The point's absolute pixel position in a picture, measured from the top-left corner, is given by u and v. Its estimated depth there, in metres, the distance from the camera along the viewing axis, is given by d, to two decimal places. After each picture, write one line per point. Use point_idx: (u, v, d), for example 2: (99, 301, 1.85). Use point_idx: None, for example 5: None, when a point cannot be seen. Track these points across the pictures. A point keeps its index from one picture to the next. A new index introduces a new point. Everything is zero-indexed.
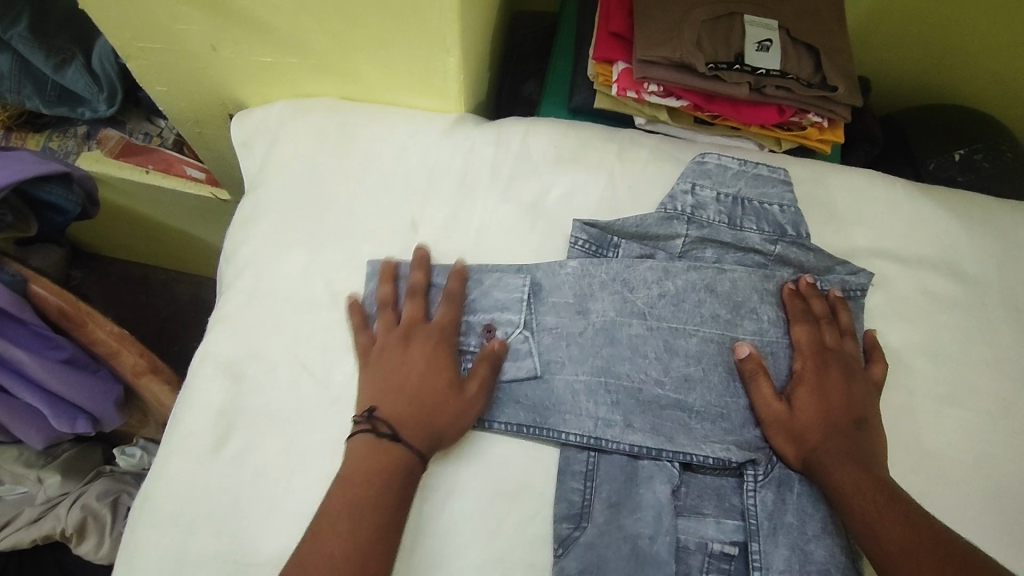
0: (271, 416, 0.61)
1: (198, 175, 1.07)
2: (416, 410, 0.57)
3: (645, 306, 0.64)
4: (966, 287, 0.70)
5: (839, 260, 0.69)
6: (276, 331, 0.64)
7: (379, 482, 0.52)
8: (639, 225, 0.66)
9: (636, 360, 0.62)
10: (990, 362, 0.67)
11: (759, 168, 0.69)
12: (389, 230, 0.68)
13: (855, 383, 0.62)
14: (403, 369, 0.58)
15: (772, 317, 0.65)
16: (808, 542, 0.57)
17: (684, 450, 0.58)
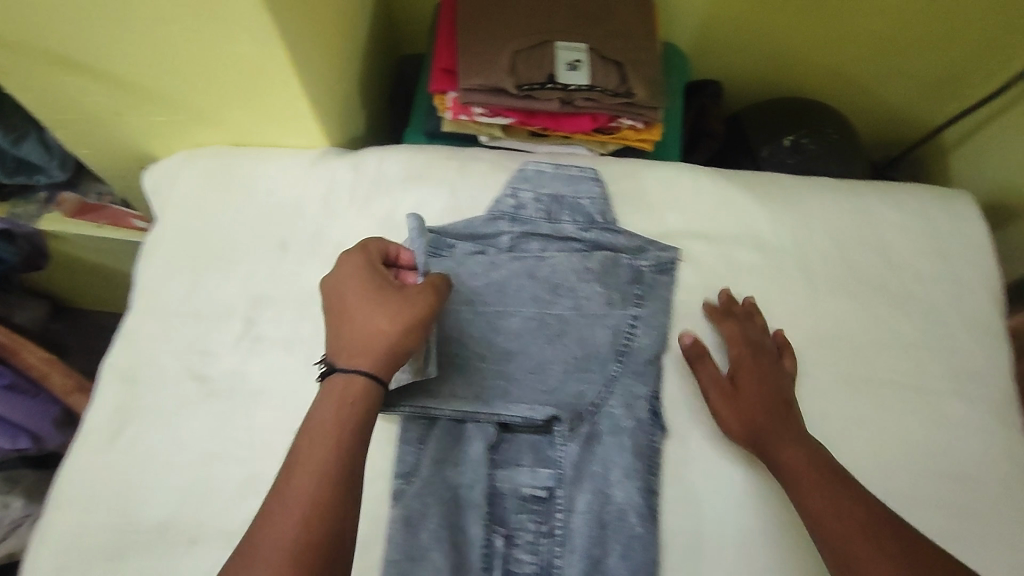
0: (161, 412, 0.73)
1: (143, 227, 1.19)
2: (357, 341, 0.57)
3: (473, 294, 0.74)
4: (766, 254, 0.79)
5: (651, 240, 0.78)
6: (167, 342, 0.77)
7: (343, 422, 0.54)
8: (467, 228, 0.78)
9: (464, 340, 0.72)
10: (784, 318, 0.76)
11: (570, 169, 0.80)
12: (263, 252, 0.82)
13: (783, 371, 0.71)
14: (344, 300, 0.60)
15: (590, 293, 0.75)
16: (609, 486, 0.67)
17: (497, 411, 0.69)
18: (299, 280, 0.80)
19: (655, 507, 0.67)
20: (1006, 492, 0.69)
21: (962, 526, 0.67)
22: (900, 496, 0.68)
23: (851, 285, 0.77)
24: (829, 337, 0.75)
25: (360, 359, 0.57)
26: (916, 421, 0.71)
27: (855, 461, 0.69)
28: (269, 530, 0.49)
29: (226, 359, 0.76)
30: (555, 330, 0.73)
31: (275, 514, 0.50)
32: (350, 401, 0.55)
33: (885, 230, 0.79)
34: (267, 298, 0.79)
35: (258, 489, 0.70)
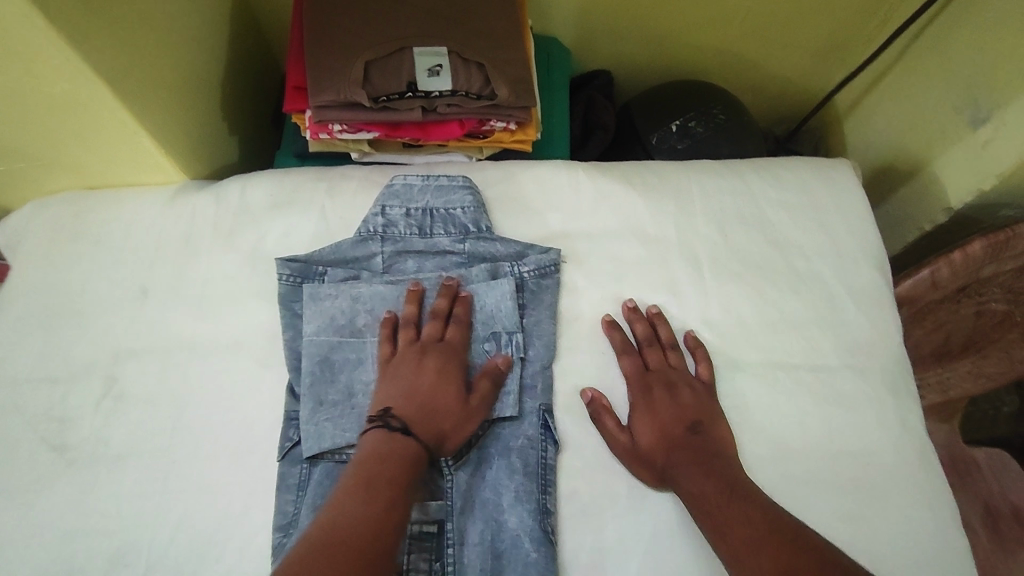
0: (12, 492, 0.67)
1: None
2: (419, 414, 0.62)
3: (352, 323, 0.70)
4: (650, 246, 0.76)
5: (529, 244, 0.75)
6: (15, 413, 0.70)
7: (371, 475, 0.56)
8: (335, 252, 0.74)
9: (347, 374, 0.68)
10: (672, 311, 0.74)
11: (439, 179, 0.77)
12: (122, 302, 0.76)
13: (682, 395, 0.68)
14: (433, 398, 0.64)
15: (479, 306, 0.70)
16: (502, 513, 0.64)
17: None
18: (162, 329, 0.74)
19: (552, 529, 0.63)
20: (906, 464, 0.67)
21: (865, 505, 0.65)
22: (800, 481, 0.66)
23: (738, 269, 0.75)
24: (719, 326, 0.73)
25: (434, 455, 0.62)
26: (812, 402, 0.69)
27: (752, 452, 0.67)
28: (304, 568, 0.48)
29: (85, 423, 0.70)
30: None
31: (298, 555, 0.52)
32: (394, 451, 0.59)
33: (768, 209, 0.78)
34: (128, 352, 0.73)
35: (126, 563, 0.64)
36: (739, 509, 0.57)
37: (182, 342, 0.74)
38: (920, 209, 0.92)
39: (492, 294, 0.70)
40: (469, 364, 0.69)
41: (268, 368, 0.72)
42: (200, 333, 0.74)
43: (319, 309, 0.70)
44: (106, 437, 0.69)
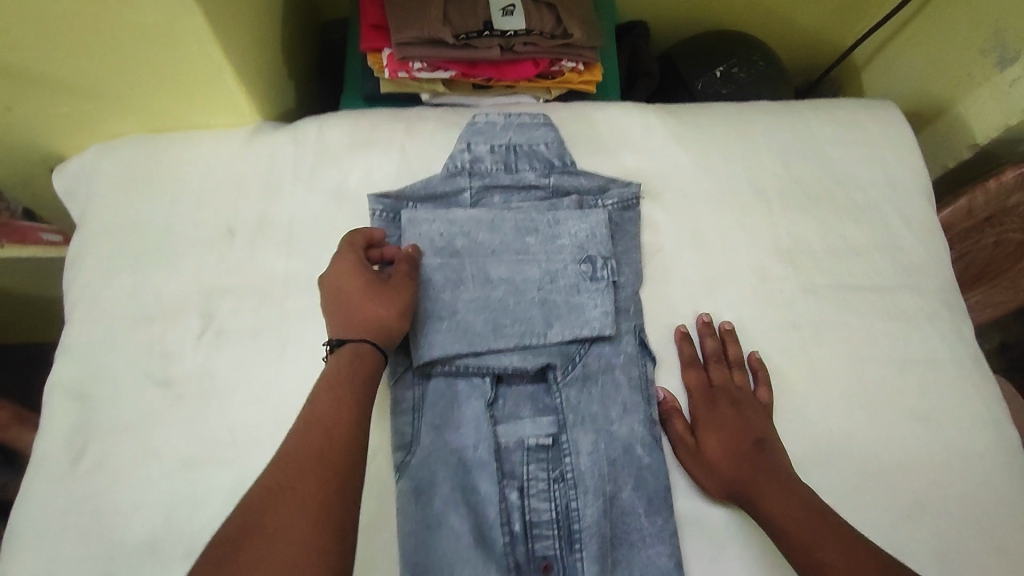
0: (124, 426, 0.68)
1: (55, 239, 0.98)
2: (347, 319, 0.62)
3: (450, 247, 0.73)
4: (721, 180, 0.81)
5: (610, 179, 0.78)
6: (117, 351, 0.71)
7: (331, 401, 0.56)
8: (426, 188, 0.76)
9: (448, 295, 0.71)
10: (748, 239, 0.78)
11: (521, 117, 0.79)
12: (209, 241, 0.76)
13: (748, 413, 0.69)
14: (340, 290, 0.64)
15: (571, 232, 0.74)
16: (612, 424, 0.68)
17: (487, 366, 0.69)
18: (253, 267, 0.75)
19: (659, 437, 0.69)
20: (966, 370, 0.74)
21: (932, 407, 0.72)
22: (874, 387, 0.72)
23: (803, 199, 0.80)
24: (791, 251, 0.78)
25: (376, 335, 0.62)
26: (878, 318, 0.75)
27: (829, 364, 0.73)
28: (283, 512, 0.48)
29: (187, 358, 0.71)
30: (543, 277, 0.72)
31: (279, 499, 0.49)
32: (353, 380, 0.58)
33: (826, 144, 0.83)
34: (221, 289, 0.74)
35: (249, 488, 0.66)
36: (816, 531, 0.58)
37: (276, 278, 0.74)
38: (944, 149, 1.00)
39: (584, 222, 0.74)
40: (566, 283, 0.72)
41: None
42: (293, 269, 0.75)
43: (421, 235, 0.73)
44: (211, 373, 0.70)
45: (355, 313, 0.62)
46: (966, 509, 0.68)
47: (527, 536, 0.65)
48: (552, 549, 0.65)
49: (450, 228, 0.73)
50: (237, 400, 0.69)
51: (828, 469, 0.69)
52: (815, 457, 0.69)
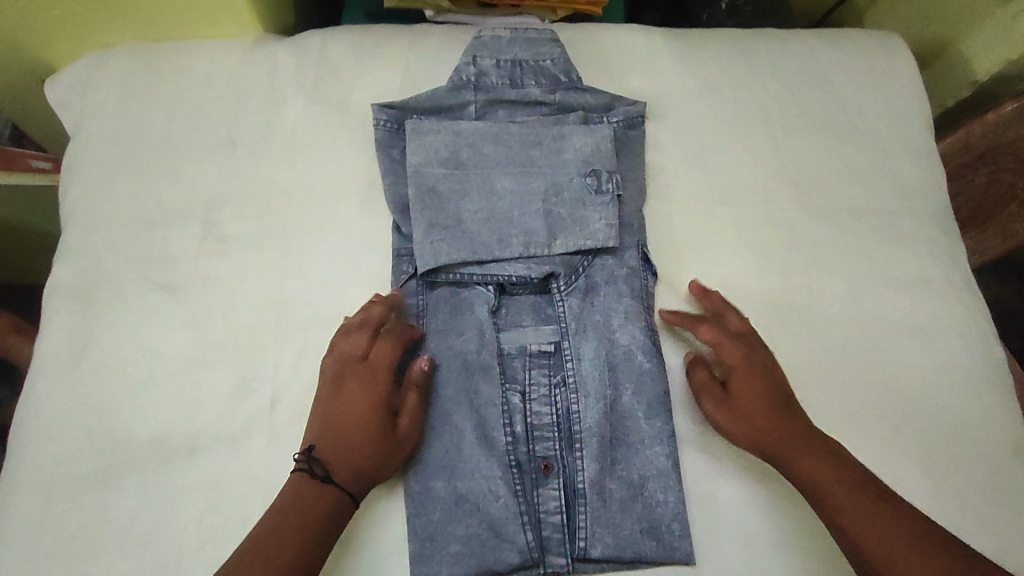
0: (126, 328, 0.68)
1: (46, 167, 0.97)
2: (334, 446, 0.59)
3: (454, 158, 0.72)
4: (726, 103, 0.81)
5: (615, 97, 0.78)
6: (118, 256, 0.70)
7: (291, 513, 0.56)
8: (431, 100, 0.74)
9: (453, 205, 0.70)
10: (751, 161, 0.79)
11: (528, 31, 0.78)
12: (211, 150, 0.75)
13: (775, 369, 0.65)
14: (336, 409, 0.61)
15: (577, 147, 0.73)
16: (613, 333, 0.69)
17: (491, 273, 0.69)
18: (255, 176, 0.74)
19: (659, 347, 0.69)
20: (959, 290, 0.76)
21: (923, 325, 0.73)
22: (871, 305, 0.74)
23: (806, 124, 0.81)
24: (793, 174, 0.79)
25: (355, 478, 0.59)
26: (875, 240, 0.76)
27: (828, 282, 0.74)
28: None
29: (188, 263, 0.70)
30: (548, 189, 0.72)
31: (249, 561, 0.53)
32: (315, 490, 0.57)
33: (830, 72, 0.84)
34: (223, 197, 0.73)
35: (252, 390, 0.66)
36: (859, 503, 0.57)
37: (278, 187, 0.74)
38: (943, 88, 1.01)
39: (590, 137, 0.74)
40: (571, 195, 0.72)
41: (370, 213, 0.73)
42: (295, 179, 0.74)
43: (426, 145, 0.72)
44: (214, 278, 0.70)
45: (339, 438, 0.59)
46: (954, 421, 0.70)
47: (528, 438, 0.66)
48: (552, 450, 0.66)
49: (455, 138, 0.72)
50: (241, 306, 0.69)
51: (824, 381, 0.70)
52: (814, 370, 0.70)
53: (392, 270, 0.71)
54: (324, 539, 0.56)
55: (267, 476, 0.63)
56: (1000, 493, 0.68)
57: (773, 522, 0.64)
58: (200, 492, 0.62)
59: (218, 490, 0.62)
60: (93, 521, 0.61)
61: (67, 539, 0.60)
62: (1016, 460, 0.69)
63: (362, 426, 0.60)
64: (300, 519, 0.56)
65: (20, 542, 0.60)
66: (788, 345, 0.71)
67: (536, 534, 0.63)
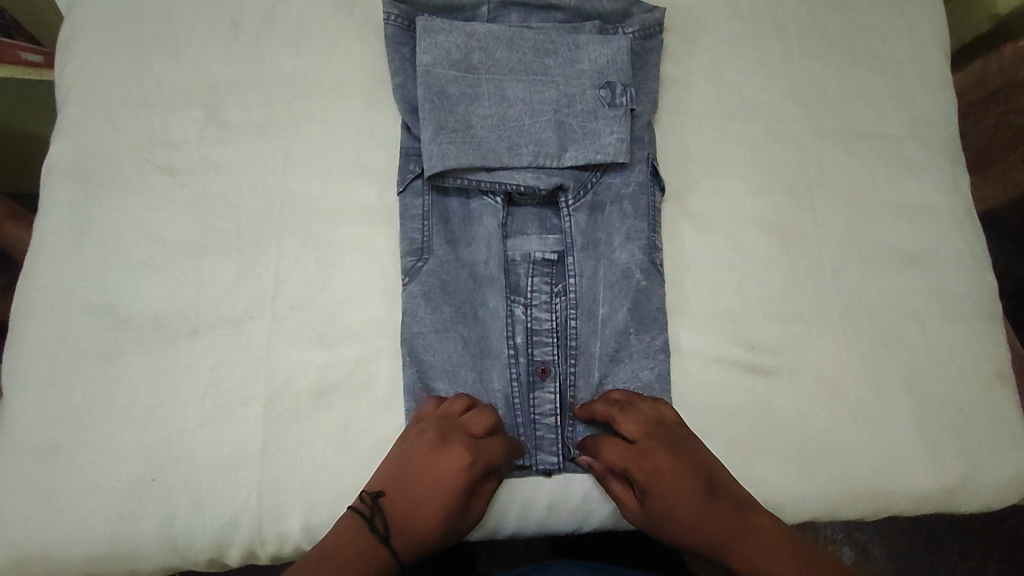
0: (125, 210, 0.67)
1: (37, 61, 0.95)
2: (405, 507, 0.54)
3: (466, 60, 0.69)
4: (742, 18, 0.80)
5: (633, 4, 0.75)
6: (119, 138, 0.69)
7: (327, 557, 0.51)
8: None
9: (463, 108, 0.68)
10: (764, 79, 0.78)
11: None
12: (214, 34, 0.73)
13: (683, 455, 0.57)
14: (421, 477, 0.55)
15: (591, 56, 0.71)
16: (615, 250, 0.68)
17: (499, 180, 0.68)
18: (260, 63, 0.72)
19: (662, 265, 0.69)
20: (958, 218, 0.76)
21: (921, 250, 0.74)
22: (872, 229, 0.74)
23: (823, 44, 0.80)
24: (806, 94, 0.78)
25: (404, 549, 0.53)
26: (882, 164, 0.76)
27: (832, 204, 0.74)
28: None
29: (190, 149, 0.69)
30: (560, 99, 0.69)
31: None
32: (362, 544, 0.52)
33: None
34: (227, 84, 0.72)
35: (254, 277, 0.66)
36: None
37: (284, 76, 0.72)
38: (961, 23, 0.99)
39: (606, 47, 0.71)
40: (584, 106, 0.70)
41: (376, 109, 0.72)
42: (301, 69, 0.73)
43: (437, 42, 0.68)
44: (216, 165, 0.69)
45: (411, 510, 0.54)
46: (943, 344, 0.71)
47: (527, 345, 0.67)
48: (550, 355, 0.67)
49: (467, 37, 0.69)
50: (244, 194, 0.68)
51: (822, 298, 0.71)
52: (814, 287, 0.71)
53: (400, 171, 0.69)
54: None
55: (269, 359, 0.63)
56: (982, 413, 0.69)
57: (760, 428, 0.66)
58: (200, 372, 0.63)
59: (219, 370, 0.63)
60: (93, 394, 0.61)
61: (68, 409, 0.60)
62: (998, 382, 0.71)
63: (432, 521, 0.54)
64: (328, 568, 0.50)
65: (22, 408, 0.60)
66: (788, 261, 0.72)
67: (530, 436, 0.64)
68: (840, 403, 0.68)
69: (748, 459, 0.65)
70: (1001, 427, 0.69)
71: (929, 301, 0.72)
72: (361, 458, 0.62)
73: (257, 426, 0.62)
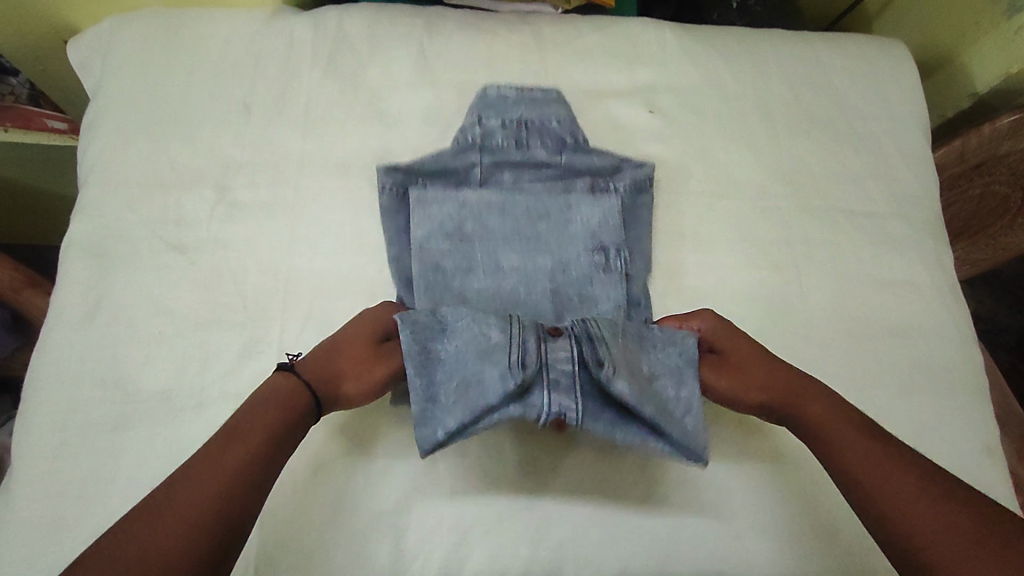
0: (136, 284, 0.70)
1: (63, 127, 0.98)
2: (323, 349, 0.60)
3: (460, 231, 0.70)
4: (728, 99, 0.84)
5: (624, 158, 0.76)
6: (134, 215, 0.73)
7: (249, 405, 0.55)
8: (436, 162, 0.72)
9: (457, 284, 0.68)
10: (749, 156, 0.81)
11: (534, 93, 0.78)
12: (227, 115, 0.78)
13: (752, 337, 0.65)
14: (340, 333, 0.62)
15: (587, 229, 0.71)
16: None
17: (484, 321, 0.67)
18: (270, 143, 0.77)
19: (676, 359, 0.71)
20: (941, 292, 0.78)
21: (906, 324, 0.76)
22: (857, 301, 0.76)
23: (805, 124, 0.84)
24: (790, 172, 0.81)
25: (318, 373, 0.58)
26: (865, 240, 0.79)
27: (819, 278, 0.77)
28: (143, 523, 0.47)
29: (202, 226, 0.73)
30: (556, 269, 0.70)
31: (157, 514, 0.47)
32: (282, 377, 0.57)
33: (828, 75, 0.87)
34: (237, 164, 0.76)
35: (259, 350, 0.68)
36: (911, 475, 0.54)
37: (292, 157, 0.76)
38: (942, 97, 1.02)
39: (598, 208, 0.72)
40: (571, 259, 0.70)
41: (378, 188, 0.76)
42: (309, 149, 0.77)
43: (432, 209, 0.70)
44: (227, 239, 0.73)
45: (328, 352, 0.60)
46: (932, 417, 0.72)
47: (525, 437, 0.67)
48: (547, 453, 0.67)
49: (454, 199, 0.71)
50: (252, 267, 0.71)
51: (811, 370, 0.72)
52: (803, 361, 0.73)
53: (389, 299, 0.70)
54: (219, 523, 0.48)
55: None
56: (974, 487, 0.70)
57: (754, 501, 0.67)
58: (203, 445, 0.64)
59: None
60: (99, 468, 0.63)
61: (74, 484, 0.62)
62: (987, 457, 0.71)
63: (350, 345, 0.60)
64: (223, 458, 0.51)
65: (29, 483, 0.62)
66: (776, 334, 0.73)
67: (527, 514, 0.64)
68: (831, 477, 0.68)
69: (737, 535, 0.65)
70: (992, 501, 0.69)
71: (915, 373, 0.74)
72: (359, 536, 0.62)
73: None
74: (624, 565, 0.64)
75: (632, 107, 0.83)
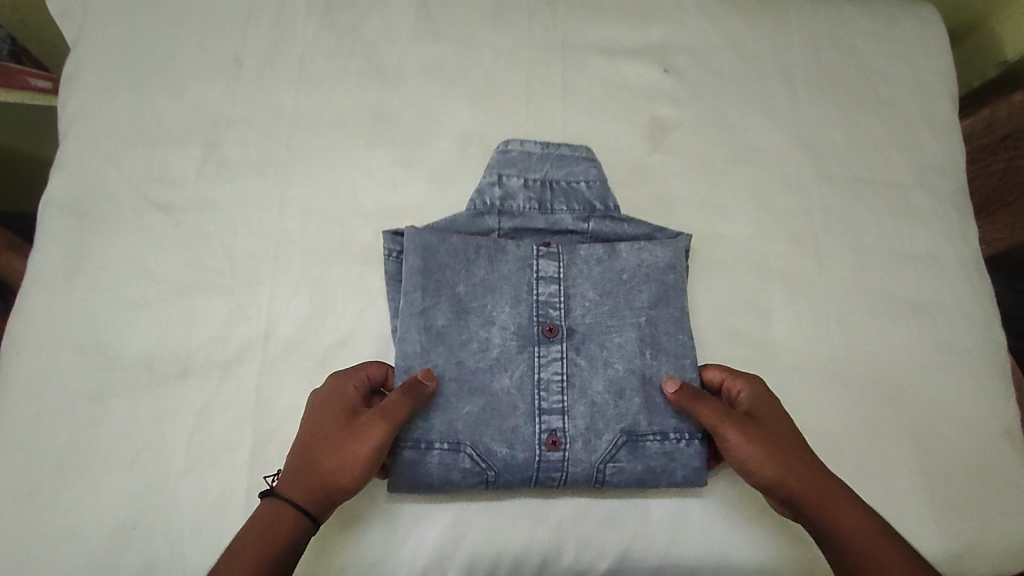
0: (118, 247, 0.66)
1: (48, 87, 0.92)
2: (305, 461, 0.55)
3: (467, 310, 0.63)
4: (747, 60, 0.79)
5: (656, 226, 0.69)
6: (117, 172, 0.69)
7: (247, 534, 0.52)
8: (448, 225, 0.67)
9: (455, 378, 0.61)
10: (766, 122, 0.77)
11: (561, 149, 0.71)
12: (215, 69, 0.73)
13: (779, 427, 0.60)
14: (316, 431, 0.57)
15: (606, 318, 0.64)
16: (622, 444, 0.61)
17: (481, 439, 0.59)
18: (261, 99, 0.72)
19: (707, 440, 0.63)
20: (965, 267, 0.75)
21: (926, 300, 0.73)
22: (876, 276, 0.73)
23: (826, 89, 0.79)
24: (809, 139, 0.77)
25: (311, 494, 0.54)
26: (886, 212, 0.75)
27: (837, 252, 0.73)
28: None
29: (188, 185, 0.69)
30: (568, 367, 0.62)
31: None
32: (272, 506, 0.54)
33: (852, 38, 0.82)
34: (226, 121, 0.72)
35: (247, 317, 0.65)
36: None
37: (284, 114, 0.72)
38: (968, 65, 0.98)
39: (620, 279, 0.65)
40: (586, 359, 0.63)
41: (375, 149, 0.72)
42: (302, 106, 0.72)
43: (437, 270, 0.63)
44: (215, 200, 0.69)
45: (310, 462, 0.55)
46: (951, 398, 0.69)
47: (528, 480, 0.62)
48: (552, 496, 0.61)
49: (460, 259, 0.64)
50: (241, 230, 0.68)
51: (826, 347, 0.69)
52: (818, 337, 0.69)
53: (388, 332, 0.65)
54: None
55: (259, 401, 0.62)
56: (991, 474, 0.67)
57: None
58: (188, 414, 0.61)
59: (208, 412, 0.62)
60: (79, 436, 0.60)
61: (53, 452, 0.59)
62: (1006, 440, 0.68)
63: (339, 457, 0.54)
64: (249, 548, 0.51)
65: (4, 449, 0.59)
66: (791, 310, 0.70)
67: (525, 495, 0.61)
68: (844, 457, 0.65)
69: (745, 520, 0.63)
70: (1010, 485, 0.67)
71: (934, 351, 0.71)
72: (349, 511, 0.59)
73: (243, 472, 0.60)
74: (627, 546, 0.61)
75: (644, 68, 0.78)
